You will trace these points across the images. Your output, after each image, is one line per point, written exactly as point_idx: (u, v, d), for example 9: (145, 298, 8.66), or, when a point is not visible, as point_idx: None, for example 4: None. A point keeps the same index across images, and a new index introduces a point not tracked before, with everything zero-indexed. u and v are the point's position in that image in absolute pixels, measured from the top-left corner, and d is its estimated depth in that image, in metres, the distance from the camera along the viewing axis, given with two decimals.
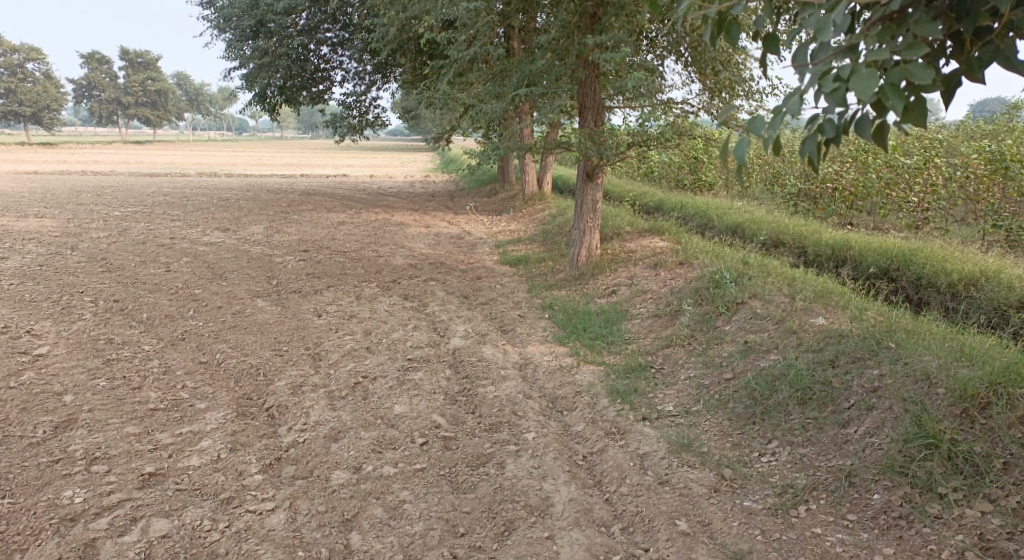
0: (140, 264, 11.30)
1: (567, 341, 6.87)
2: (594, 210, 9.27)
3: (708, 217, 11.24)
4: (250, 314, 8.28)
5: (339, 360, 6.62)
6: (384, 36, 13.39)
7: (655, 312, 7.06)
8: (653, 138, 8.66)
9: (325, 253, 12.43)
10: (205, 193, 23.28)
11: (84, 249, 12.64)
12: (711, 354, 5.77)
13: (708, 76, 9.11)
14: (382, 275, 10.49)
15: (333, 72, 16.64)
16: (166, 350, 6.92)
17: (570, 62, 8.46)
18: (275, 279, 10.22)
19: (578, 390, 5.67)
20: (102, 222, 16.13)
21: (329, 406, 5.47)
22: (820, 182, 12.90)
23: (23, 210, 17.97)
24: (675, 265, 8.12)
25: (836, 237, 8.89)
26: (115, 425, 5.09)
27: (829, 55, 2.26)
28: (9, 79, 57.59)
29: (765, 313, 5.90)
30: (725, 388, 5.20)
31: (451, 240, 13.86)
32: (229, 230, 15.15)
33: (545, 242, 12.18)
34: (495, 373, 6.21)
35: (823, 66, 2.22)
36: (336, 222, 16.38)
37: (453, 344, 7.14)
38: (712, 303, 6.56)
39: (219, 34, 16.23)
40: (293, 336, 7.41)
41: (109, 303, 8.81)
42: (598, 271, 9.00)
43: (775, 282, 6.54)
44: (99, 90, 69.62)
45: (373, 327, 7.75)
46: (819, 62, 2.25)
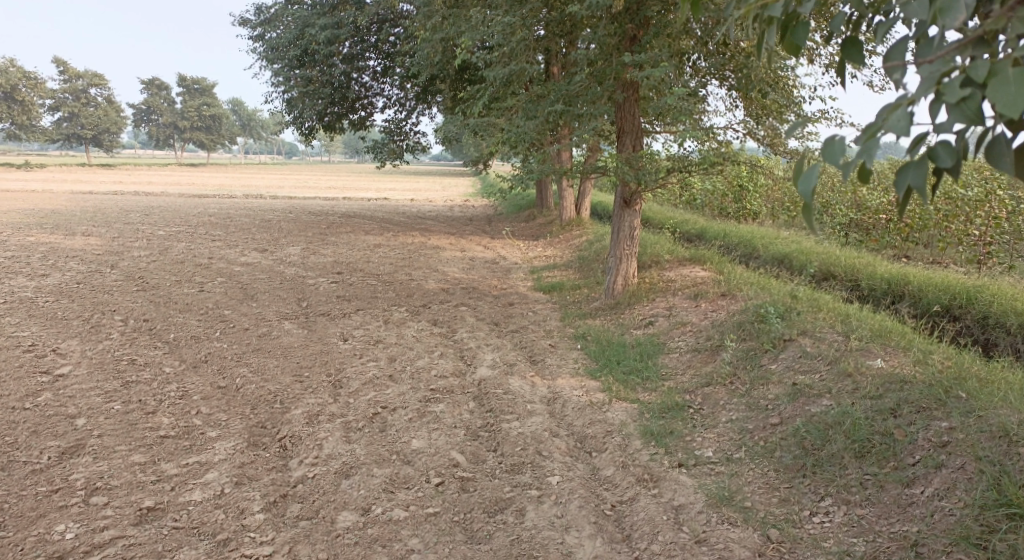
0: (175, 283, 11.29)
1: (600, 375, 6.50)
2: (631, 237, 8.91)
3: (753, 247, 10.78)
4: (275, 337, 8.11)
5: (360, 388, 6.35)
6: (424, 62, 13.32)
7: (695, 347, 6.64)
8: (694, 163, 8.32)
9: (358, 276, 12.29)
10: (248, 213, 23.57)
11: (123, 268, 12.74)
12: (756, 395, 5.33)
13: (755, 101, 8.72)
14: (413, 299, 10.27)
15: (375, 99, 16.66)
16: (186, 373, 6.76)
17: (608, 84, 8.20)
18: (305, 301, 10.07)
19: (609, 429, 5.29)
20: (144, 241, 16.34)
21: (344, 439, 5.19)
22: (873, 212, 12.33)
23: (71, 227, 18.34)
24: (717, 297, 7.71)
25: (891, 271, 8.39)
26: (122, 453, 4.89)
27: (949, 52, 1.80)
28: (72, 103, 59.89)
29: (816, 353, 5.45)
30: (771, 434, 4.76)
31: (486, 264, 13.61)
32: (266, 251, 15.18)
33: (582, 269, 11.83)
34: (521, 408, 5.87)
35: (941, 67, 1.76)
36: (373, 244, 16.31)
37: (479, 374, 6.83)
38: (757, 338, 6.13)
39: (265, 60, 16.42)
40: (315, 361, 7.19)
41: (138, 322, 8.75)
42: (635, 301, 8.62)
43: (827, 318, 6.09)
44: (156, 114, 71.99)
45: (398, 354, 7.49)
46: (937, 60, 1.79)
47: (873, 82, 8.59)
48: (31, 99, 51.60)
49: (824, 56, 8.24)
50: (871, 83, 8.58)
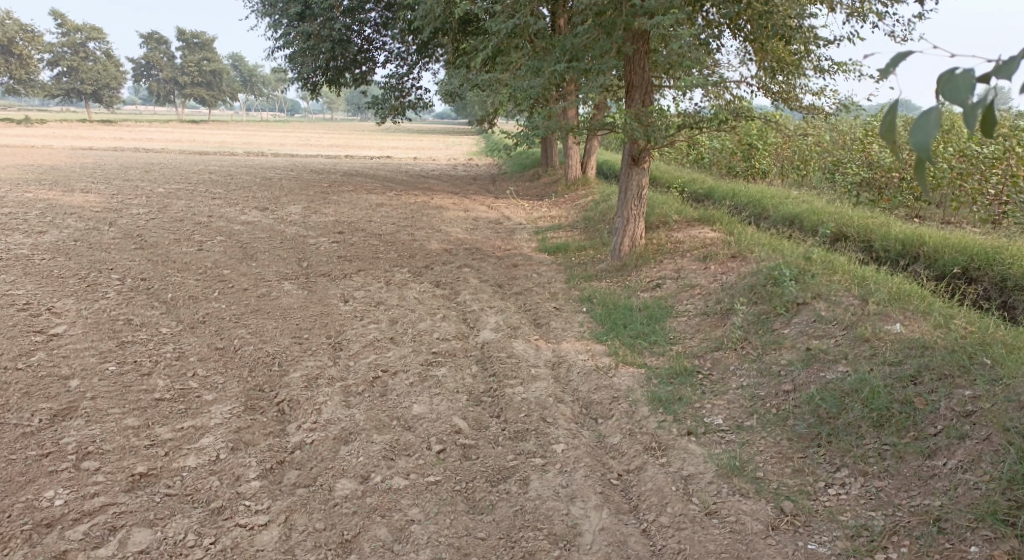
0: (173, 242, 11.09)
1: (606, 339, 6.34)
2: (639, 197, 8.66)
3: (763, 207, 10.54)
4: (274, 298, 7.94)
5: (360, 351, 6.20)
6: (427, 14, 12.89)
7: (704, 311, 6.46)
8: (705, 120, 8.04)
9: (359, 235, 12.08)
10: (249, 171, 23.27)
11: (121, 225, 12.54)
12: (767, 361, 5.16)
13: (770, 54, 8.39)
14: (415, 260, 10.08)
15: (377, 53, 16.21)
16: (183, 334, 6.61)
17: (617, 35, 7.88)
18: (306, 261, 9.90)
19: (615, 395, 5.14)
20: (143, 198, 16.10)
21: (343, 404, 5.05)
22: (886, 171, 12.03)
23: (70, 184, 18.10)
24: (727, 259, 7.52)
25: (906, 231, 8.19)
26: (114, 416, 4.75)
27: None
28: (72, 57, 58.94)
29: (831, 317, 5.27)
30: (784, 402, 4.60)
31: (490, 225, 13.38)
32: (267, 209, 14.95)
33: (587, 230, 11.60)
34: (525, 373, 5.72)
35: None
36: (375, 203, 16.07)
37: (482, 338, 6.67)
38: (769, 302, 5.94)
39: (263, 12, 15.95)
40: (315, 323, 7.04)
41: (135, 281, 8.58)
42: (642, 262, 8.42)
43: (842, 280, 5.89)
44: (157, 69, 71.03)
45: (400, 317, 7.33)
46: None
47: (892, 35, 8.26)
48: (29, 53, 50.71)
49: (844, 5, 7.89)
50: (891, 35, 8.24)
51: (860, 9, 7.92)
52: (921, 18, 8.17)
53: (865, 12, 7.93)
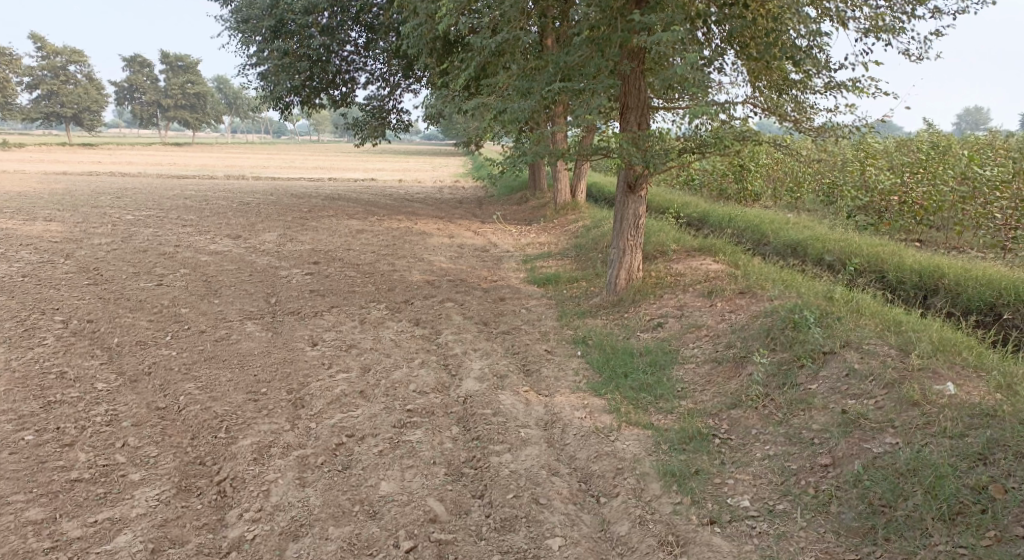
0: (132, 276, 10.24)
1: (606, 392, 5.57)
2: (635, 226, 7.93)
3: (763, 233, 9.87)
4: (233, 343, 7.11)
5: (323, 411, 5.38)
6: (409, 33, 12.27)
7: (715, 357, 5.73)
8: (708, 144, 7.41)
9: (335, 266, 11.29)
10: (226, 195, 22.44)
11: (79, 258, 11.68)
12: (796, 425, 4.44)
13: (776, 73, 7.76)
14: (394, 294, 9.31)
15: (357, 74, 15.62)
16: (121, 390, 5.76)
17: (612, 53, 7.25)
18: (274, 297, 9.08)
19: (620, 467, 4.38)
20: (109, 227, 15.23)
21: (296, 482, 4.27)
22: (885, 195, 11.45)
23: (34, 212, 17.19)
24: (735, 296, 6.82)
25: (921, 261, 7.60)
26: (15, 507, 3.97)
27: None
28: (52, 80, 57.92)
29: (867, 371, 4.57)
30: (823, 481, 3.95)
31: (475, 252, 12.63)
32: (240, 237, 14.16)
33: (578, 259, 10.87)
34: (513, 436, 4.94)
35: None
36: (355, 230, 15.30)
37: (465, 390, 5.89)
38: (790, 349, 5.22)
39: (237, 30, 15.19)
40: (276, 374, 6.21)
41: (80, 324, 7.72)
42: (640, 298, 7.69)
43: (873, 324, 5.20)
44: (140, 93, 70.21)
45: (373, 363, 6.53)
46: None
47: (909, 51, 7.64)
48: (7, 76, 49.55)
49: (858, 21, 7.24)
50: (907, 53, 7.62)
51: (877, 28, 7.30)
52: (939, 32, 7.55)
53: (881, 29, 7.29)
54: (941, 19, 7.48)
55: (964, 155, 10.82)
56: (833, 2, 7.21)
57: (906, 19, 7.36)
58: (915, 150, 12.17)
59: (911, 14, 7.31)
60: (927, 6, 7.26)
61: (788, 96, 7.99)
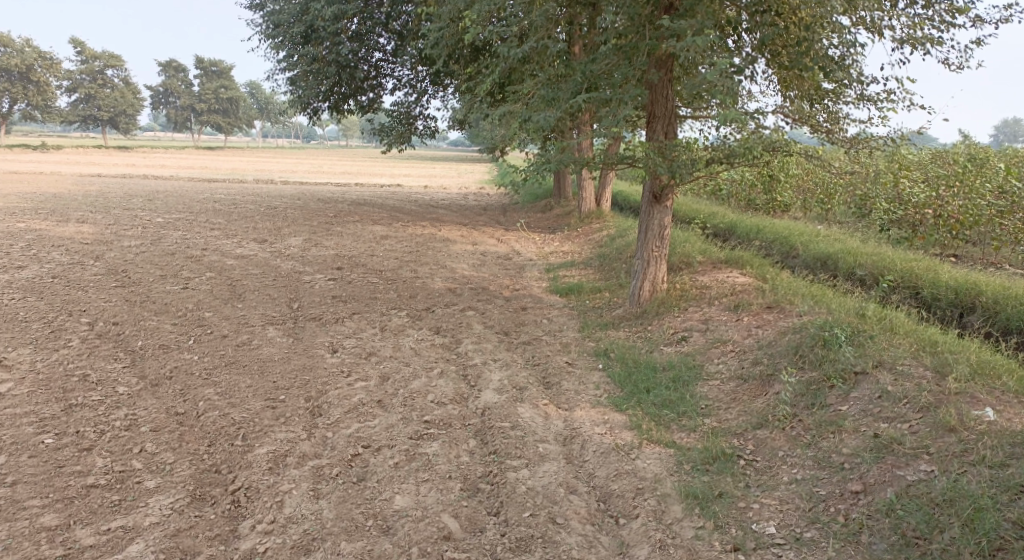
0: (158, 279, 10.32)
1: (627, 407, 5.46)
2: (661, 236, 7.80)
3: (791, 245, 9.68)
4: (254, 348, 7.11)
5: (341, 420, 5.34)
6: (436, 40, 12.28)
7: (740, 374, 5.59)
8: (737, 155, 7.28)
9: (359, 272, 11.30)
10: (254, 199, 22.64)
11: (108, 260, 11.81)
12: (825, 448, 4.31)
13: (808, 83, 7.61)
14: (416, 301, 9.28)
15: (385, 80, 15.67)
16: (141, 394, 5.77)
17: (640, 61, 7.16)
18: (296, 303, 9.09)
19: (640, 487, 4.28)
20: (138, 229, 15.42)
21: (310, 494, 4.23)
22: (918, 207, 11.15)
23: (66, 213, 17.47)
24: (762, 311, 6.67)
25: (957, 277, 7.40)
26: (30, 513, 3.99)
27: None
28: (90, 84, 59.08)
29: (900, 393, 4.42)
30: (853, 508, 3.84)
31: (499, 260, 12.57)
32: (266, 242, 14.25)
33: (602, 269, 10.75)
34: (531, 451, 4.85)
35: None
36: (380, 235, 15.33)
37: (483, 401, 5.81)
38: (819, 368, 5.08)
39: (268, 36, 15.31)
40: (294, 381, 6.19)
41: (105, 326, 7.78)
42: (664, 310, 7.56)
43: (907, 344, 5.04)
44: (175, 97, 71.40)
45: (392, 372, 6.48)
46: None
47: (948, 61, 7.43)
48: (46, 80, 50.60)
49: (895, 30, 7.06)
50: (945, 62, 7.42)
51: (914, 37, 7.11)
52: (979, 42, 7.34)
53: (919, 38, 7.10)
54: (981, 28, 7.27)
55: (1002, 168, 10.53)
56: (869, 11, 7.04)
57: (944, 28, 7.17)
58: (951, 162, 11.88)
59: (949, 23, 7.11)
60: (967, 15, 7.06)
61: (820, 106, 7.83)
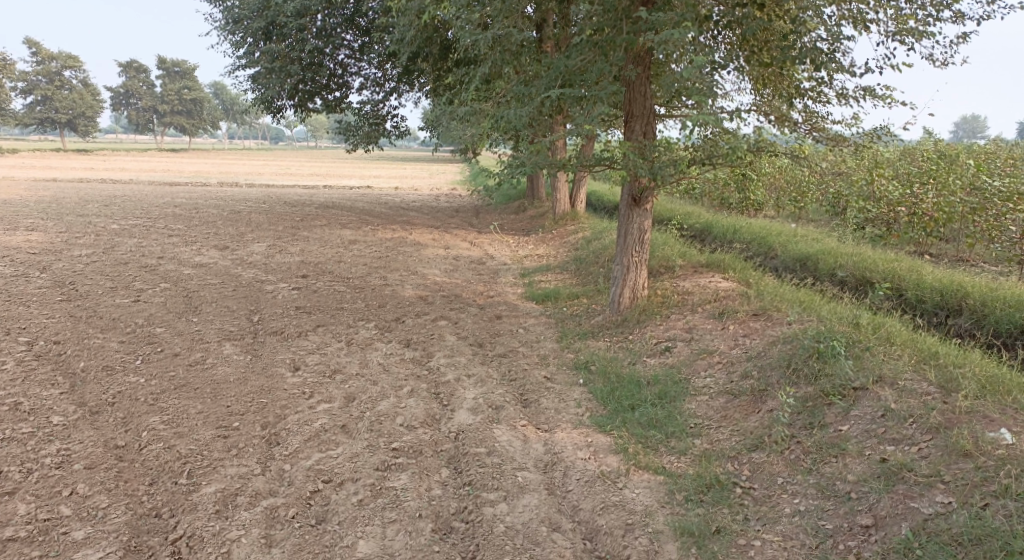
0: (108, 292, 9.71)
1: (611, 427, 5.08)
2: (640, 241, 7.43)
3: (770, 245, 9.41)
4: (207, 368, 6.58)
5: (300, 450, 4.88)
6: (404, 37, 11.81)
7: (730, 389, 5.24)
8: (718, 155, 6.97)
9: (325, 280, 10.78)
10: (217, 203, 21.86)
11: (56, 271, 11.13)
12: (828, 474, 4.13)
13: (786, 80, 7.33)
14: (384, 311, 8.81)
15: (351, 79, 15.15)
16: (78, 425, 5.24)
17: (618, 57, 6.79)
18: (256, 315, 8.56)
19: (629, 522, 4.04)
20: (92, 237, 14.67)
21: (261, 542, 3.88)
22: (891, 206, 10.88)
23: (17, 221, 16.64)
24: (749, 319, 6.34)
25: (941, 277, 7.20)
26: None
27: None
28: (47, 86, 57.26)
29: (906, 412, 4.24)
30: (866, 546, 3.68)
31: (471, 265, 12.11)
32: (227, 248, 13.64)
33: (578, 273, 10.38)
34: (508, 482, 4.46)
35: None
36: (347, 240, 14.80)
37: (456, 423, 5.37)
38: (815, 383, 4.80)
39: (228, 33, 14.69)
40: (250, 405, 5.69)
41: (46, 346, 7.20)
42: (645, 318, 7.19)
43: (906, 356, 4.79)
44: (136, 99, 69.65)
45: (358, 392, 6.00)
46: None
47: (932, 57, 7.17)
48: (2, 82, 48.94)
49: (881, 24, 6.78)
50: (930, 59, 7.16)
51: (899, 32, 6.83)
52: (964, 37, 7.09)
53: (906, 33, 6.82)
54: (965, 23, 7.02)
55: (976, 165, 10.39)
56: (852, 4, 6.74)
57: (929, 22, 6.88)
58: (923, 159, 11.73)
59: (936, 17, 6.85)
60: (953, 8, 6.79)
61: (799, 105, 7.56)
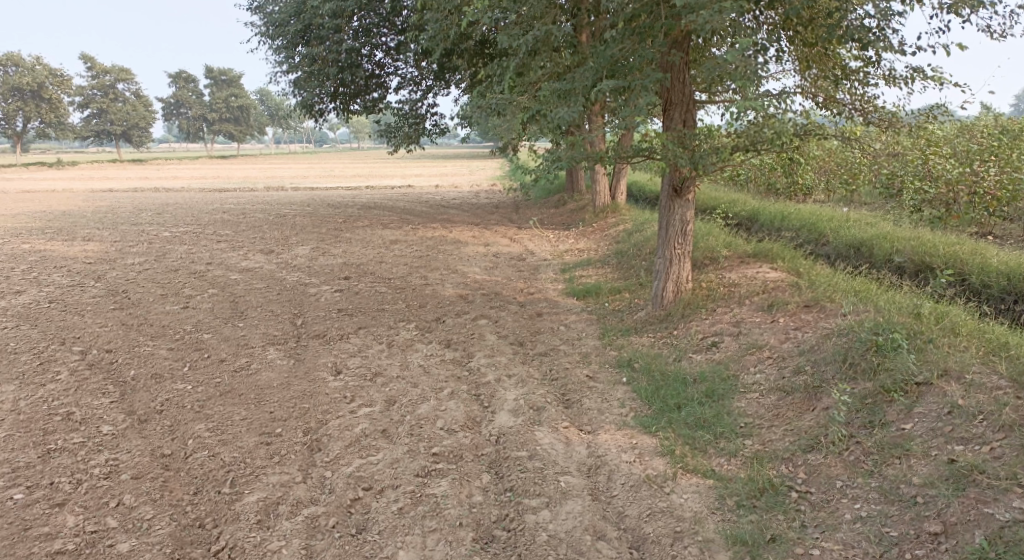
0: (158, 299, 9.90)
1: (657, 428, 4.92)
2: (683, 233, 7.22)
3: (820, 232, 9.08)
4: (251, 374, 6.62)
5: (341, 456, 4.86)
6: (438, 34, 11.75)
7: (781, 386, 5.03)
8: (762, 141, 6.72)
9: (367, 281, 10.81)
10: (263, 208, 22.20)
11: (108, 280, 11.40)
12: (890, 477, 3.92)
13: (832, 60, 7.03)
14: (425, 311, 8.77)
15: (389, 78, 15.17)
16: (126, 434, 5.31)
17: (655, 44, 6.58)
18: (300, 318, 8.61)
19: (678, 530, 3.91)
20: (144, 245, 15.03)
21: (302, 553, 3.86)
22: (950, 184, 10.35)
23: (73, 231, 17.15)
24: (799, 311, 6.10)
25: (1007, 260, 6.82)
26: None
27: None
28: (102, 99, 59.18)
29: (973, 409, 4.00)
30: (933, 554, 3.47)
31: (513, 261, 12.02)
32: (273, 252, 13.82)
33: (620, 266, 10.19)
34: (552, 487, 4.37)
35: None
36: (389, 240, 14.86)
37: (498, 426, 5.28)
38: (874, 378, 4.56)
39: (267, 39, 14.86)
40: (292, 410, 5.69)
41: (98, 355, 7.35)
42: (691, 312, 6.99)
43: (972, 348, 4.53)
44: (186, 108, 71.49)
45: (399, 395, 5.96)
46: None
47: (989, 28, 6.77)
48: (58, 97, 50.64)
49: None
50: (987, 30, 6.76)
51: (953, 5, 6.46)
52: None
53: (961, 5, 6.44)
54: None
55: None
56: None
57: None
58: (981, 134, 11.18)
59: None
60: None
61: (846, 86, 7.24)
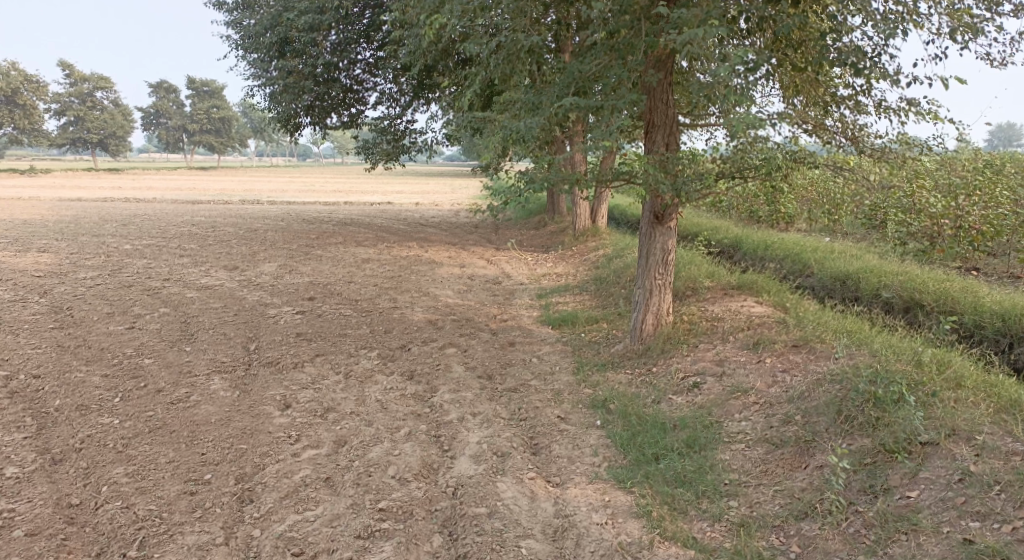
0: (104, 318, 9.19)
1: (633, 483, 4.39)
2: (664, 262, 6.71)
3: (804, 262, 8.66)
4: (189, 406, 5.98)
5: (274, 511, 4.29)
6: (417, 49, 11.23)
7: (770, 437, 4.53)
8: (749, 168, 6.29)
9: (332, 303, 10.20)
10: (235, 221, 21.45)
11: (56, 296, 10.67)
12: (897, 557, 3.43)
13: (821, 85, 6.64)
14: (389, 337, 8.19)
15: (367, 94, 14.63)
16: (32, 479, 4.68)
17: (636, 61, 6.11)
18: (253, 343, 7.97)
19: None
20: (102, 258, 14.27)
21: None
22: (935, 218, 9.89)
23: (30, 241, 16.31)
24: (788, 352, 5.63)
25: (1002, 299, 6.45)
26: None
27: None
28: (79, 107, 57.91)
29: (989, 478, 3.55)
30: None
31: (487, 285, 11.49)
32: (237, 269, 13.17)
33: (598, 294, 9.71)
34: (512, 556, 3.85)
35: None
36: (360, 258, 14.27)
37: (456, 475, 4.71)
38: (873, 435, 4.09)
39: (240, 49, 14.25)
40: (227, 452, 5.06)
41: (23, 382, 6.67)
42: (671, 348, 6.49)
43: (980, 406, 4.07)
44: (165, 117, 70.43)
45: (350, 436, 5.36)
46: None
47: (988, 57, 6.39)
48: (33, 103, 49.41)
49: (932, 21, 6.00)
50: (985, 58, 6.37)
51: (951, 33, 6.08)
52: None
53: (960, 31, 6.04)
54: None
55: None
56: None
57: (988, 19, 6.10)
58: (968, 167, 10.88)
59: (995, 12, 6.06)
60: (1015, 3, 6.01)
61: (836, 113, 6.85)
